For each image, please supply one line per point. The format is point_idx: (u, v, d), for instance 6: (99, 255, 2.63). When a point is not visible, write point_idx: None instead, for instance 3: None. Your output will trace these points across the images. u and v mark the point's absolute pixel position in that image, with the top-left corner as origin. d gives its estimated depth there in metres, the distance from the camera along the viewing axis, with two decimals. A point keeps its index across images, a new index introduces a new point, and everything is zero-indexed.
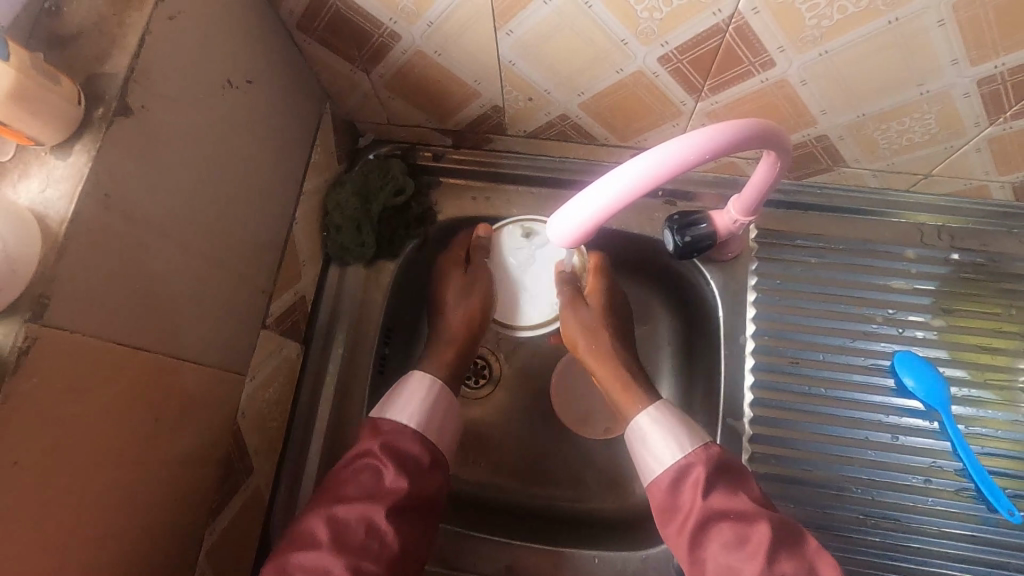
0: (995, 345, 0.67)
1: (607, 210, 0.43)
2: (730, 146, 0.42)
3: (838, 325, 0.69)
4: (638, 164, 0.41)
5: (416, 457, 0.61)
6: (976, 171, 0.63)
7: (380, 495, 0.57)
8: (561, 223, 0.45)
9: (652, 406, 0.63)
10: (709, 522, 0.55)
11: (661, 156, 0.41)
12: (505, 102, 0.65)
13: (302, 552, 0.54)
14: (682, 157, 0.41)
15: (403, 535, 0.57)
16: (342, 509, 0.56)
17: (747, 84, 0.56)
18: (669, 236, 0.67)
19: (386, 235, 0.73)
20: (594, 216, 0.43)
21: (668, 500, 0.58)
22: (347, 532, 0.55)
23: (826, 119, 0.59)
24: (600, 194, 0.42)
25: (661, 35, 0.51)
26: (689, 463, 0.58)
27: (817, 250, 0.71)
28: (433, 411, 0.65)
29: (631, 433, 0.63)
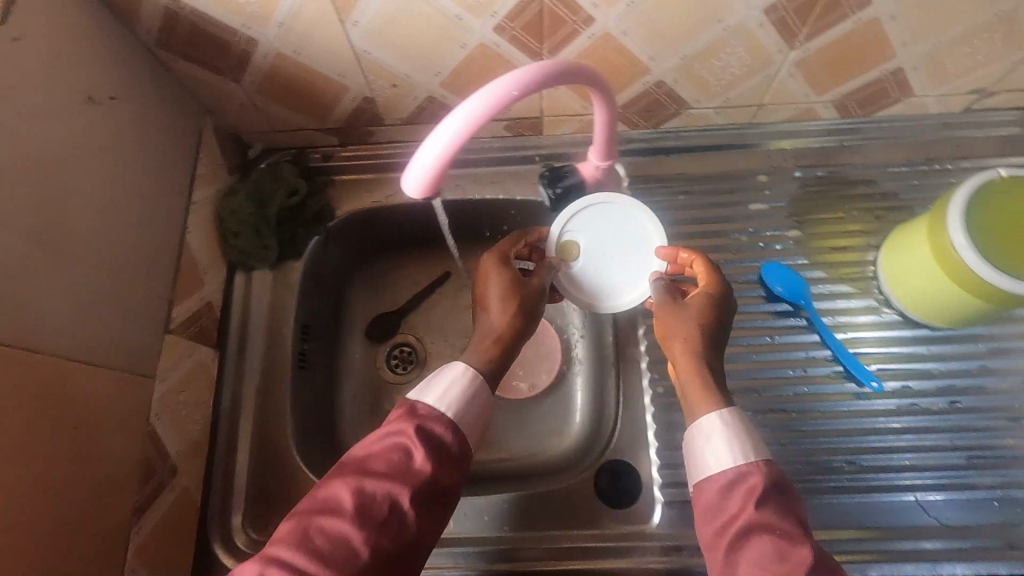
0: (845, 244, 0.75)
1: (461, 137, 0.48)
2: (546, 81, 0.49)
3: (710, 250, 0.76)
4: (440, 136, 0.48)
5: (447, 442, 0.54)
6: (797, 95, 0.72)
7: (407, 473, 0.51)
8: (421, 158, 0.49)
9: (725, 409, 0.55)
10: (751, 533, 0.48)
11: (455, 125, 0.47)
12: (374, 93, 0.70)
13: (324, 516, 0.49)
14: (475, 118, 0.47)
15: (427, 520, 0.52)
16: (374, 482, 0.50)
17: (578, 43, 0.63)
18: (544, 192, 0.72)
19: (287, 235, 0.77)
20: (426, 190, 0.50)
21: (717, 499, 0.51)
22: (376, 506, 0.49)
23: (656, 66, 0.66)
24: (422, 172, 0.49)
25: (489, 5, 0.57)
26: (747, 471, 0.51)
27: (683, 187, 0.79)
28: (471, 408, 0.57)
29: (691, 430, 0.56)
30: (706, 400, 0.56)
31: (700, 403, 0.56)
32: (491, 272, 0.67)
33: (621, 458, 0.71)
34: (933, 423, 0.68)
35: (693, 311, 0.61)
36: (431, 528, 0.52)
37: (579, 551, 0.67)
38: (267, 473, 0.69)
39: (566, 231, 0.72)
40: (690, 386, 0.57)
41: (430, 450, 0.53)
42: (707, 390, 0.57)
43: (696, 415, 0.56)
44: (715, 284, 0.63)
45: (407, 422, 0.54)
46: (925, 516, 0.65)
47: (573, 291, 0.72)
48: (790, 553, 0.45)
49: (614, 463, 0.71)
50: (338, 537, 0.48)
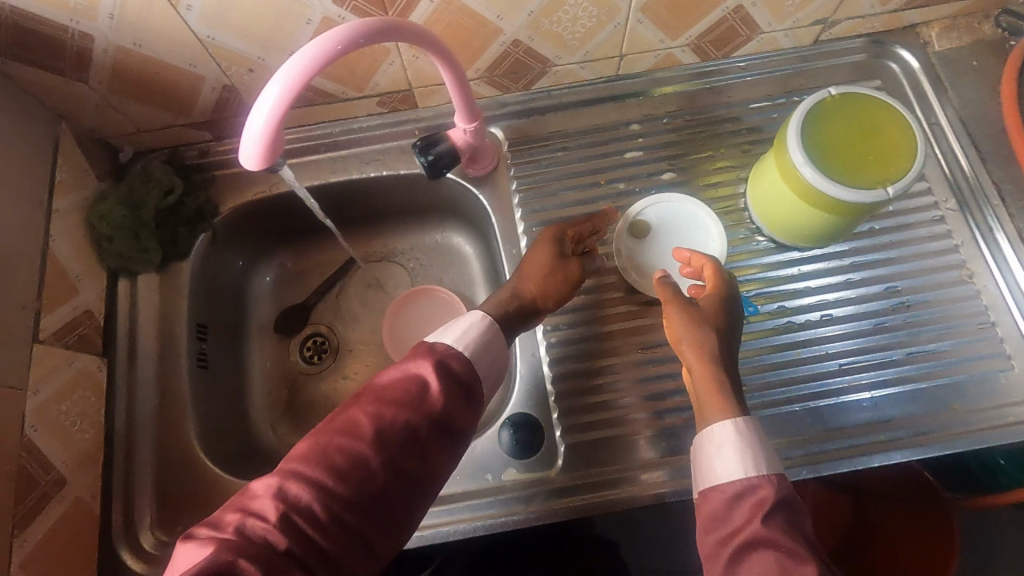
0: (718, 181, 0.78)
1: (292, 88, 0.48)
2: (379, 34, 0.50)
3: (592, 202, 0.78)
4: (261, 106, 0.48)
5: (460, 375, 0.54)
6: (652, 42, 0.75)
7: (428, 399, 0.51)
8: (252, 117, 0.49)
9: (739, 417, 0.54)
10: (755, 547, 0.45)
11: (273, 92, 0.48)
12: (233, 80, 0.69)
13: (344, 437, 0.49)
14: (293, 82, 0.48)
15: (432, 454, 0.51)
16: (404, 404, 0.51)
17: (422, 8, 0.63)
18: (418, 160, 0.72)
19: (167, 236, 0.75)
20: (264, 163, 0.51)
21: (722, 510, 0.49)
22: (388, 430, 0.49)
23: (506, 24, 0.68)
24: (252, 144, 0.50)
25: None
26: (757, 484, 0.49)
27: (561, 143, 0.80)
28: (489, 350, 0.58)
29: (701, 438, 0.55)
30: (720, 406, 0.56)
31: (712, 409, 0.56)
32: (548, 243, 0.69)
33: (521, 411, 0.71)
34: (807, 337, 0.71)
35: (700, 316, 0.62)
36: (442, 459, 0.52)
37: (486, 505, 0.68)
38: (168, 474, 0.68)
39: (643, 210, 0.75)
40: (704, 386, 0.58)
41: (448, 380, 0.53)
42: (711, 382, 0.58)
43: (708, 422, 0.56)
44: (718, 291, 0.64)
45: (425, 357, 0.54)
46: (805, 424, 0.69)
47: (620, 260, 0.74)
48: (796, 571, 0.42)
49: (515, 417, 0.70)
50: (358, 458, 0.48)
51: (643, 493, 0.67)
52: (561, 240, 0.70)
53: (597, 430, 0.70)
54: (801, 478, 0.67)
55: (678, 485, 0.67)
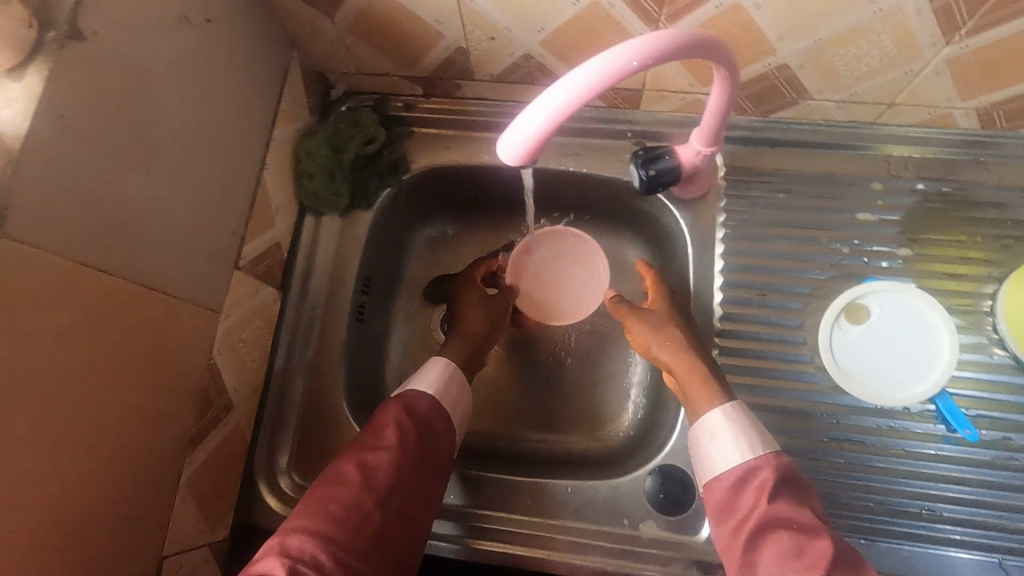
0: (961, 272, 0.67)
1: (601, 81, 0.43)
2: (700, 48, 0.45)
3: (805, 258, 0.70)
4: (544, 103, 0.43)
5: (427, 414, 0.62)
6: (938, 98, 0.64)
7: (403, 445, 0.59)
8: (548, 98, 0.43)
9: (727, 403, 0.58)
10: (769, 528, 0.50)
11: (562, 93, 0.43)
12: (469, 44, 0.66)
13: (331, 489, 0.55)
14: (588, 87, 0.43)
15: (425, 489, 0.59)
16: (372, 454, 0.58)
17: (702, 12, 0.56)
18: (634, 172, 0.67)
19: (359, 184, 0.74)
20: (523, 160, 0.47)
21: (728, 500, 0.54)
22: (376, 475, 0.57)
23: (784, 47, 0.59)
24: (519, 140, 0.45)
25: None
26: (757, 466, 0.54)
27: (784, 185, 0.72)
28: (454, 384, 0.66)
29: (696, 429, 0.59)
30: (707, 396, 0.60)
31: (701, 399, 0.60)
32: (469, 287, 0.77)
33: (675, 462, 0.67)
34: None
35: (663, 319, 0.66)
36: (430, 493, 0.59)
37: (618, 551, 0.65)
38: (316, 420, 0.69)
39: (863, 295, 0.66)
40: (682, 374, 0.62)
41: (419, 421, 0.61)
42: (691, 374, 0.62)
43: (699, 414, 0.60)
44: (662, 305, 0.68)
45: (395, 399, 0.62)
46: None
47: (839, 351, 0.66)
48: (808, 544, 0.47)
49: (667, 469, 0.67)
50: (349, 505, 0.54)
51: None
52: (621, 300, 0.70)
53: None
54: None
55: None
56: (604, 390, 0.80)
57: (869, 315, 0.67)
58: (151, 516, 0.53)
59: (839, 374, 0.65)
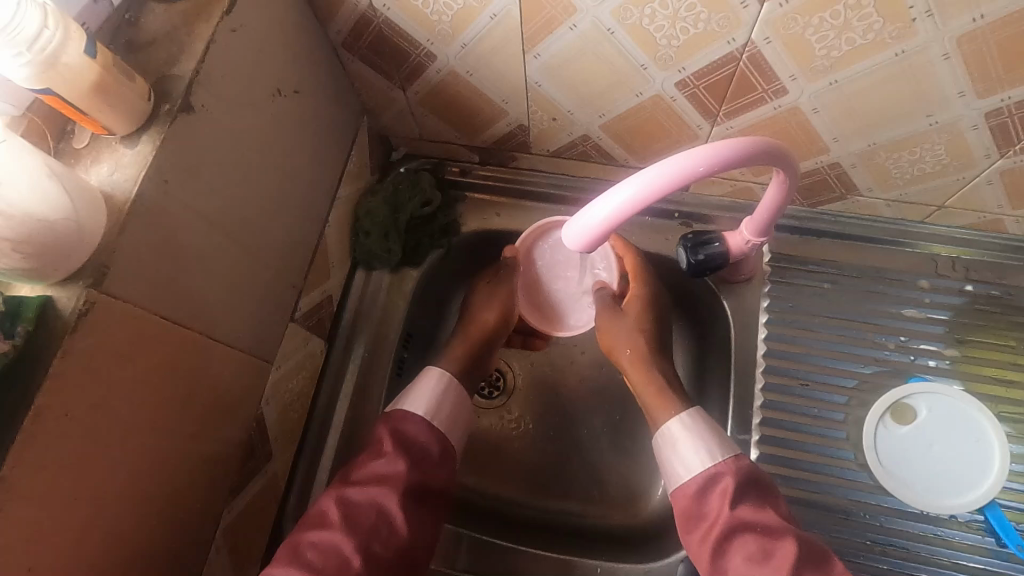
0: (1010, 378, 0.67)
1: (663, 184, 0.44)
2: (752, 157, 0.46)
3: (848, 350, 0.69)
4: (609, 198, 0.46)
5: (418, 442, 0.63)
6: (989, 204, 0.65)
7: (385, 479, 0.59)
8: (614, 197, 0.46)
9: (680, 413, 0.64)
10: (735, 532, 0.55)
11: (627, 191, 0.45)
12: (530, 122, 0.69)
13: (314, 532, 0.56)
14: (653, 188, 0.44)
15: (412, 520, 0.59)
16: (354, 490, 0.58)
17: (760, 111, 0.59)
18: (682, 254, 0.69)
19: (411, 243, 0.77)
20: (587, 246, 0.49)
21: (693, 507, 0.59)
22: (359, 514, 0.57)
23: (838, 147, 0.61)
24: (580, 230, 0.48)
25: (679, 60, 0.55)
26: (718, 472, 0.59)
27: (830, 275, 0.72)
28: (445, 404, 0.66)
29: (660, 440, 0.64)
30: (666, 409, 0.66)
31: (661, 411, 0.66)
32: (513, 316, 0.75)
33: None
34: None
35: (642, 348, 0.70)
36: (417, 523, 0.60)
37: None
38: (350, 475, 0.69)
39: (910, 395, 0.66)
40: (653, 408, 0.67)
41: (404, 450, 0.62)
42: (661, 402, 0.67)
43: (660, 423, 0.65)
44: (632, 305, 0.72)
45: (383, 427, 0.63)
46: None
47: (883, 453, 0.65)
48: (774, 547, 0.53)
49: None
50: (332, 547, 0.55)
51: None
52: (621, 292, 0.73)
53: None
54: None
55: None
56: (638, 466, 0.78)
57: (914, 415, 0.66)
58: (188, 561, 0.54)
59: (886, 474, 0.64)
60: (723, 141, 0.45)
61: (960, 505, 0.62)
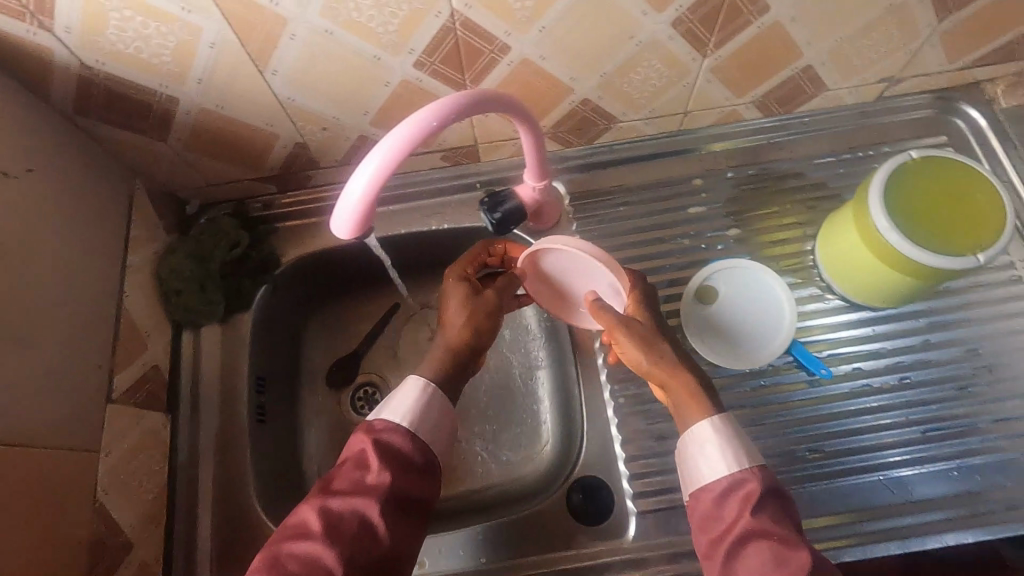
0: (784, 238, 0.77)
1: (402, 146, 0.48)
2: (477, 104, 0.51)
3: (655, 258, 0.77)
4: (362, 173, 0.48)
5: (403, 448, 0.57)
6: (719, 99, 0.74)
7: (369, 487, 0.54)
8: (364, 175, 0.48)
9: (715, 414, 0.58)
10: (749, 538, 0.50)
11: (372, 163, 0.48)
12: (305, 137, 0.70)
13: (295, 543, 0.52)
14: (396, 150, 0.48)
15: (396, 532, 0.54)
16: (337, 500, 0.54)
17: (498, 70, 0.64)
18: (485, 218, 0.72)
19: (233, 288, 0.75)
20: (358, 229, 0.51)
21: (713, 509, 0.54)
22: (342, 523, 0.53)
23: (578, 85, 0.68)
24: (346, 216, 0.50)
25: (405, 43, 0.59)
26: (742, 479, 0.54)
27: (623, 198, 0.80)
28: (430, 412, 0.60)
29: (685, 438, 0.58)
30: (698, 407, 0.59)
31: (693, 410, 0.59)
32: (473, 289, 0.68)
33: (591, 474, 0.71)
34: (887, 402, 0.69)
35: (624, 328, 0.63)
36: (403, 534, 0.55)
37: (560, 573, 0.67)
38: (231, 534, 0.68)
39: (708, 278, 0.73)
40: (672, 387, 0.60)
41: (389, 457, 0.56)
42: (665, 372, 0.60)
43: (688, 422, 0.59)
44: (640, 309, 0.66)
45: (365, 438, 0.57)
46: (887, 492, 0.67)
47: (700, 334, 0.73)
48: (788, 555, 0.48)
49: (586, 481, 0.71)
50: (313, 559, 0.51)
51: None
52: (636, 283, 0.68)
53: (666, 498, 0.69)
54: (902, 547, 0.65)
55: None
56: (522, 425, 0.82)
57: (718, 293, 0.74)
58: None
59: (708, 351, 0.72)
60: (458, 94, 0.50)
61: (766, 356, 0.70)
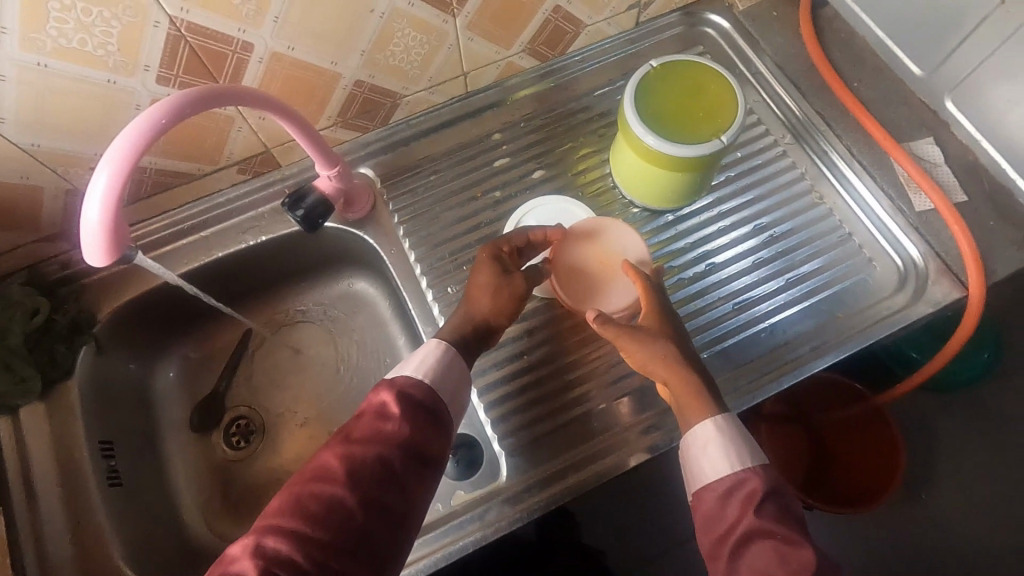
0: (585, 168, 0.83)
1: (129, 152, 0.47)
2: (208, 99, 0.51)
3: (475, 216, 0.81)
4: (95, 192, 0.47)
5: (420, 400, 0.56)
6: (490, 55, 0.78)
7: (388, 436, 0.52)
8: (97, 191, 0.47)
9: (716, 413, 0.58)
10: (752, 538, 0.50)
11: (101, 177, 0.47)
12: (76, 183, 0.67)
13: (316, 484, 0.49)
14: (122, 159, 0.47)
15: (412, 484, 0.52)
16: (358, 445, 0.51)
17: (251, 69, 0.64)
18: (292, 217, 0.72)
19: (45, 359, 0.70)
20: (113, 251, 0.50)
21: (715, 509, 0.54)
22: (362, 468, 0.50)
23: (343, 68, 0.69)
24: (94, 237, 0.49)
25: (134, 61, 0.57)
26: (744, 477, 0.54)
27: (432, 168, 0.83)
28: (450, 375, 0.60)
29: (687, 438, 0.58)
30: (698, 408, 0.59)
31: (691, 412, 0.59)
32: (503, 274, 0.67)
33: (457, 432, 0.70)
34: (700, 287, 0.76)
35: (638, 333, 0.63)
36: (417, 487, 0.52)
37: (440, 535, 0.65)
38: None
39: (522, 218, 0.78)
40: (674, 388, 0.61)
41: (411, 407, 0.55)
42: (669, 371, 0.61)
43: (689, 423, 0.60)
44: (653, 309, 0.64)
45: (388, 390, 0.56)
46: (719, 365, 0.73)
47: None
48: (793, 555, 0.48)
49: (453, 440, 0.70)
50: (334, 501, 0.48)
51: (600, 474, 0.67)
52: (646, 280, 0.66)
53: (533, 430, 0.70)
54: (740, 410, 0.71)
55: (630, 453, 0.68)
56: None
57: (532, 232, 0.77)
58: None
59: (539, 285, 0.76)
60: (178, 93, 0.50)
61: None
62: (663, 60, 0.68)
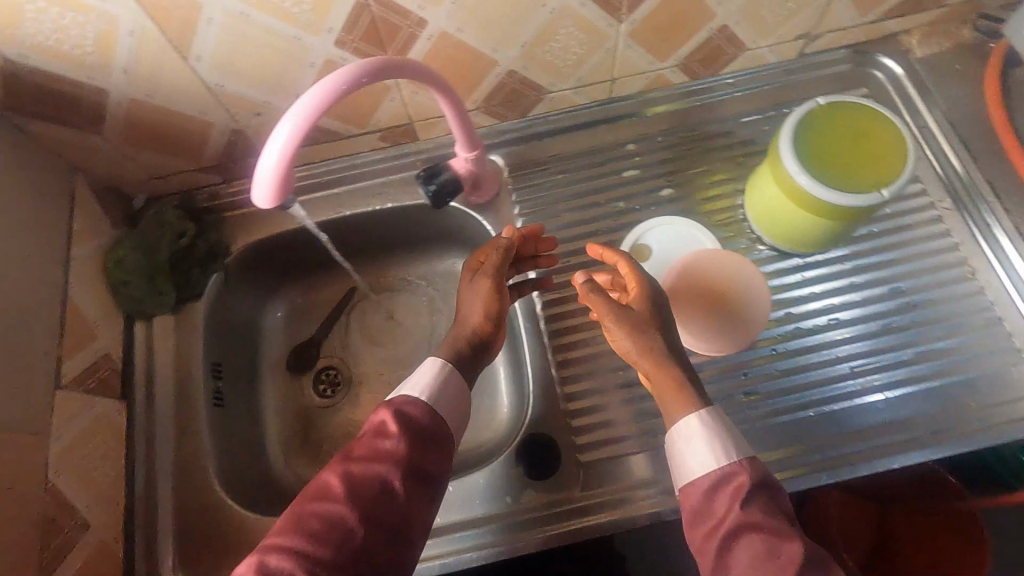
0: (715, 195, 0.81)
1: (313, 108, 0.50)
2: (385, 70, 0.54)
3: (593, 222, 0.80)
4: (276, 141, 0.51)
5: (419, 419, 0.55)
6: (643, 65, 0.77)
7: (387, 455, 0.52)
8: (279, 141, 0.51)
9: (704, 408, 0.54)
10: (739, 534, 0.46)
11: (284, 128, 0.50)
12: (240, 124, 0.72)
13: (315, 503, 0.50)
14: (306, 114, 0.50)
15: (414, 502, 0.52)
16: (358, 465, 0.51)
17: (419, 45, 0.66)
18: (422, 190, 0.75)
19: (182, 278, 0.76)
20: (277, 197, 0.53)
21: (702, 504, 0.50)
22: (361, 486, 0.50)
23: (500, 56, 0.70)
24: (265, 183, 0.52)
25: (321, 23, 0.61)
26: (732, 471, 0.50)
27: (559, 167, 0.83)
28: (449, 390, 0.58)
29: (672, 435, 0.55)
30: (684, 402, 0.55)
31: (676, 406, 0.56)
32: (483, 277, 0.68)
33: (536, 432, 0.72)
34: (817, 342, 0.72)
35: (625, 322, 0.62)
36: (418, 505, 0.52)
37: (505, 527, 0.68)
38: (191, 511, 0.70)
39: (644, 235, 0.77)
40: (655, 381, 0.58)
41: (406, 426, 0.54)
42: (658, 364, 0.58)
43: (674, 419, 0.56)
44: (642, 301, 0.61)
45: (384, 410, 0.55)
46: (823, 427, 0.69)
47: None
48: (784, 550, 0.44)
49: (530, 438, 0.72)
50: (336, 518, 0.49)
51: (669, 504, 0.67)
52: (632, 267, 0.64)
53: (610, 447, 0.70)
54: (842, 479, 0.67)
55: None
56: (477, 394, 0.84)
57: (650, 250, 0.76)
58: None
59: None
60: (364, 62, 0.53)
61: None
62: (831, 98, 0.65)
